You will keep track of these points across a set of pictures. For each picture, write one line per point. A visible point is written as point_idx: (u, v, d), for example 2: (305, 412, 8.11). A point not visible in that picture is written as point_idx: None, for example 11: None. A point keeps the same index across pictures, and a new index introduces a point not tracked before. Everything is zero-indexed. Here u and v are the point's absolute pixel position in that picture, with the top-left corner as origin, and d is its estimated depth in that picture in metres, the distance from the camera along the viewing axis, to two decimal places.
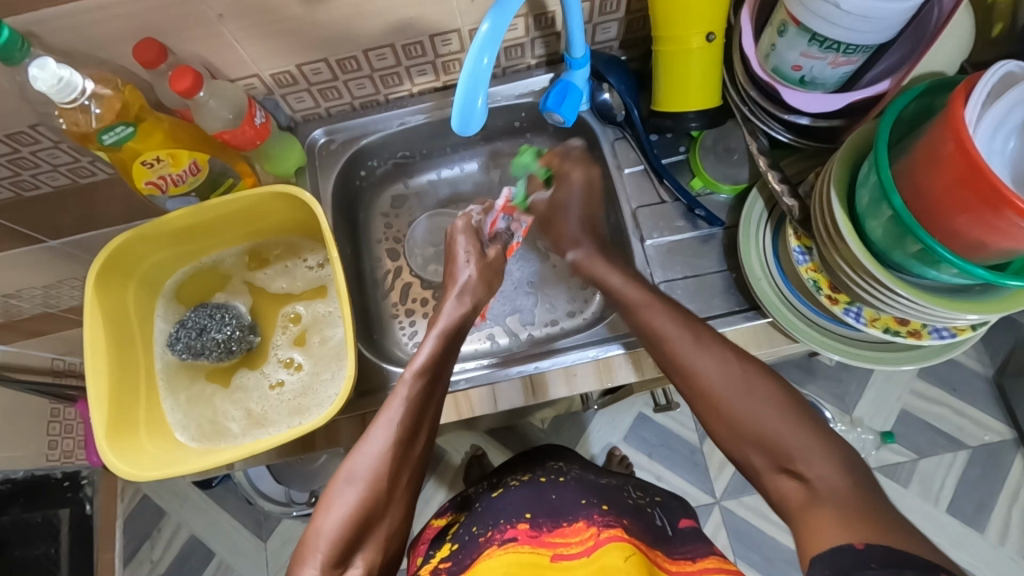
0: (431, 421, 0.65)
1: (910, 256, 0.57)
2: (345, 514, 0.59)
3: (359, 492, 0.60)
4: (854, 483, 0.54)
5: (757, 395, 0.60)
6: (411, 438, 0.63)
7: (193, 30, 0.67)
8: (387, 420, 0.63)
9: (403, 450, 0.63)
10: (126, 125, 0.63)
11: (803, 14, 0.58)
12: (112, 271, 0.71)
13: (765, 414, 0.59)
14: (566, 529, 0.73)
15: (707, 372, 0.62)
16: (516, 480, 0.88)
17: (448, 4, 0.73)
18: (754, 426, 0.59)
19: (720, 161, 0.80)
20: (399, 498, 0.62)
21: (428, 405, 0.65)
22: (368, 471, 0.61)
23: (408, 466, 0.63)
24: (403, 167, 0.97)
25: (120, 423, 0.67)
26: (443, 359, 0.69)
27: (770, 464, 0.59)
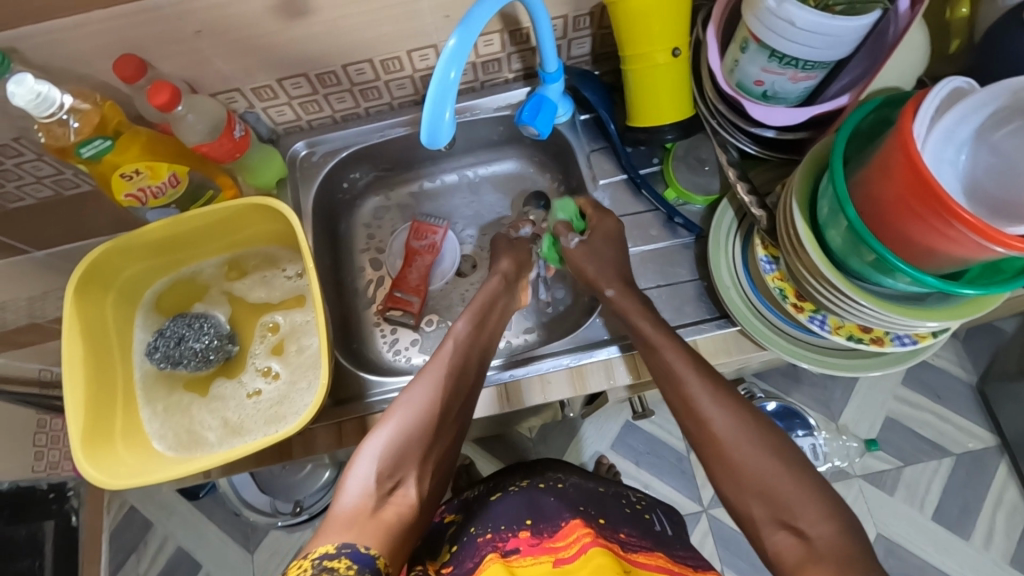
0: (480, 364, 0.70)
1: (866, 264, 0.58)
2: (397, 433, 0.61)
3: (411, 417, 0.62)
4: (848, 538, 0.54)
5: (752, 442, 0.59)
6: (461, 374, 0.67)
7: (172, 46, 0.68)
8: (443, 356, 0.68)
9: (454, 382, 0.66)
10: (104, 138, 0.64)
11: (761, 31, 0.60)
12: (90, 282, 0.72)
13: (776, 473, 0.58)
14: (563, 530, 0.73)
15: (716, 426, 0.61)
16: (516, 486, 0.85)
17: (425, 21, 0.74)
18: (761, 486, 0.58)
19: (690, 171, 0.81)
20: (447, 432, 0.64)
21: (477, 348, 0.71)
22: (424, 397, 0.63)
23: (458, 401, 0.66)
24: (386, 179, 0.98)
25: (96, 433, 0.68)
26: (481, 329, 0.73)
27: (771, 519, 0.57)
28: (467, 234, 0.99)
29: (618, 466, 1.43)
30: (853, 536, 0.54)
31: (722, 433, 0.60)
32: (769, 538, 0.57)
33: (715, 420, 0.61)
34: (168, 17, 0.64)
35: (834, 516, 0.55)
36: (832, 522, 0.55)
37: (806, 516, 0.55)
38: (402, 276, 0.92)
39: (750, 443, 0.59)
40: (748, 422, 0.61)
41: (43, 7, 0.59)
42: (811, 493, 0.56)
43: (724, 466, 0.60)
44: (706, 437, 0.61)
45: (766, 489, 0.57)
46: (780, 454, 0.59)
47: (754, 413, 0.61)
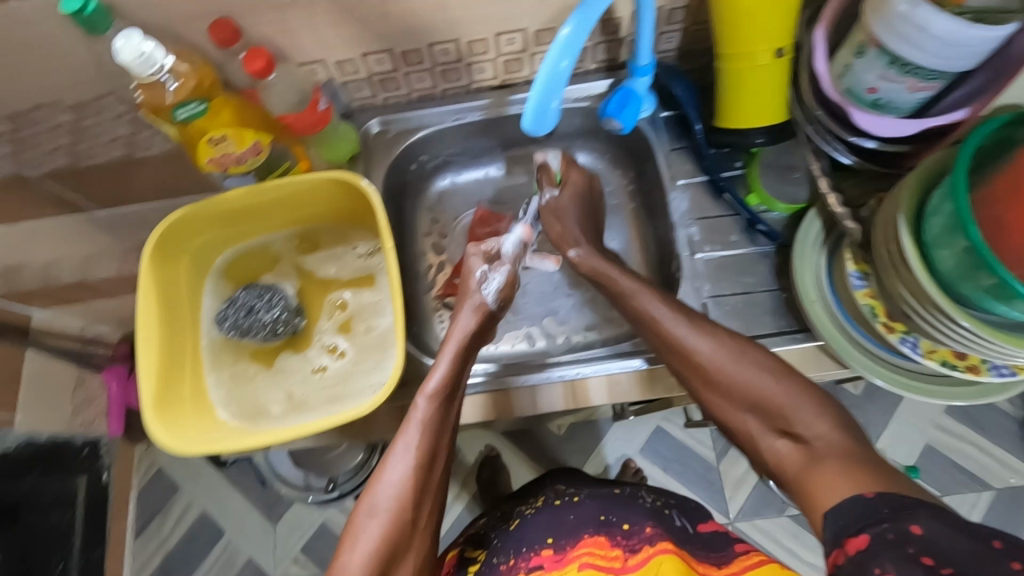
0: (449, 440, 0.66)
1: (980, 289, 0.55)
2: (370, 549, 0.59)
3: (385, 526, 0.60)
4: (847, 435, 0.57)
5: (747, 360, 0.63)
6: (430, 462, 0.64)
7: (267, 12, 0.67)
8: (405, 448, 0.63)
9: (423, 472, 0.63)
10: (199, 101, 0.63)
11: (885, 36, 0.58)
12: (168, 245, 0.72)
13: (768, 386, 0.61)
14: (585, 542, 0.74)
15: (700, 352, 0.65)
16: (532, 509, 0.86)
17: (519, 3, 0.72)
18: (753, 396, 0.62)
19: (779, 179, 0.79)
20: (423, 524, 0.63)
21: (444, 427, 0.65)
22: (388, 504, 0.61)
23: (429, 489, 0.64)
24: (452, 164, 0.97)
25: (166, 396, 0.68)
26: (444, 410, 0.66)
27: (768, 427, 0.61)
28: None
29: (646, 471, 1.40)
30: (852, 433, 0.57)
31: (711, 363, 0.64)
32: (768, 447, 0.61)
33: (701, 347, 0.65)
34: None
35: (827, 415, 0.58)
36: (826, 422, 0.58)
37: (802, 420, 0.59)
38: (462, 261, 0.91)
39: (735, 366, 0.63)
40: (737, 350, 0.64)
41: None
42: (804, 397, 0.60)
43: (714, 389, 0.64)
44: (691, 362, 0.65)
45: (760, 400, 0.61)
46: (779, 373, 0.62)
47: (741, 339, 0.65)
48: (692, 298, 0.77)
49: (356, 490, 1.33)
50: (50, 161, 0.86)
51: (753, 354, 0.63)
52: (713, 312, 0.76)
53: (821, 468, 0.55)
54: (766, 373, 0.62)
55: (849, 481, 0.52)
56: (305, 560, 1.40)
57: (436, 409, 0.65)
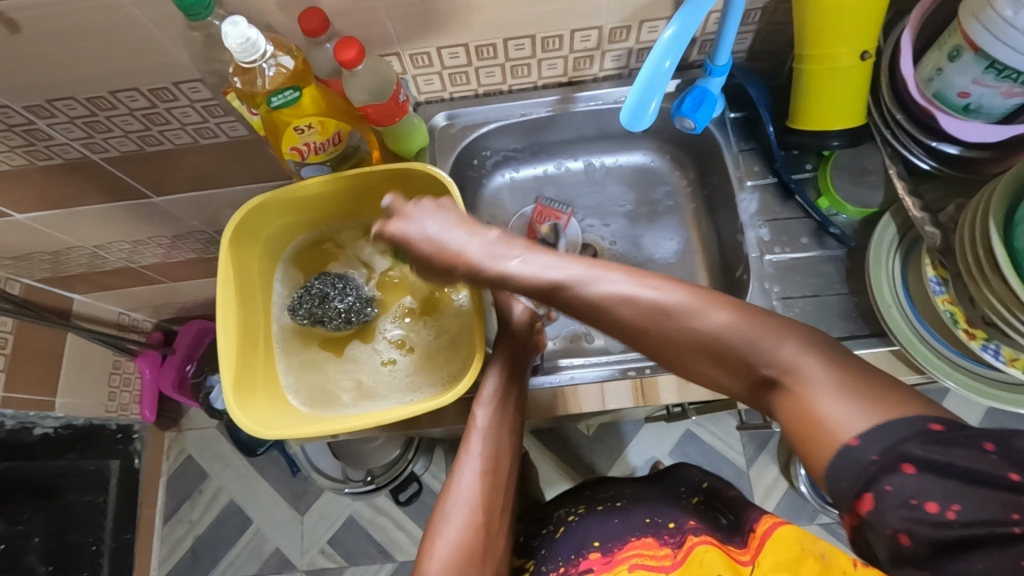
0: (513, 447, 0.70)
1: None
2: (449, 550, 0.63)
3: (460, 531, 0.65)
4: (841, 370, 0.45)
5: (781, 332, 0.48)
6: (495, 469, 0.68)
7: (355, 3, 0.68)
8: (470, 459, 0.68)
9: (490, 477, 0.68)
10: (294, 89, 0.63)
11: (985, 40, 0.57)
12: (243, 231, 0.72)
13: (816, 362, 0.46)
14: (635, 544, 0.74)
15: (714, 330, 0.50)
16: (576, 514, 0.85)
17: (599, 0, 0.73)
18: (802, 377, 0.46)
19: (853, 181, 0.78)
20: (498, 529, 0.67)
21: (506, 434, 0.70)
22: (463, 510, 0.66)
23: (498, 493, 0.68)
24: (510, 160, 0.98)
25: (242, 380, 0.69)
26: (506, 414, 0.71)
27: (842, 420, 0.46)
28: (587, 224, 0.97)
29: None
30: (844, 369, 0.45)
31: (709, 334, 0.50)
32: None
33: (715, 327, 0.50)
34: None
35: (836, 378, 0.45)
36: (887, 395, 0.46)
37: (771, 355, 0.48)
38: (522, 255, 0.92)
39: (766, 336, 0.48)
40: (754, 320, 0.50)
41: None
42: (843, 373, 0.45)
43: (773, 385, 0.48)
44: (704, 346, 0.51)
45: (777, 377, 0.47)
46: (805, 337, 0.48)
47: (751, 307, 0.50)
48: (760, 299, 0.77)
49: (391, 483, 1.33)
50: (119, 145, 0.86)
51: (770, 320, 0.49)
52: (781, 315, 0.76)
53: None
54: (806, 344, 0.47)
55: (855, 416, 0.42)
56: (333, 552, 1.39)
57: (496, 419, 0.70)
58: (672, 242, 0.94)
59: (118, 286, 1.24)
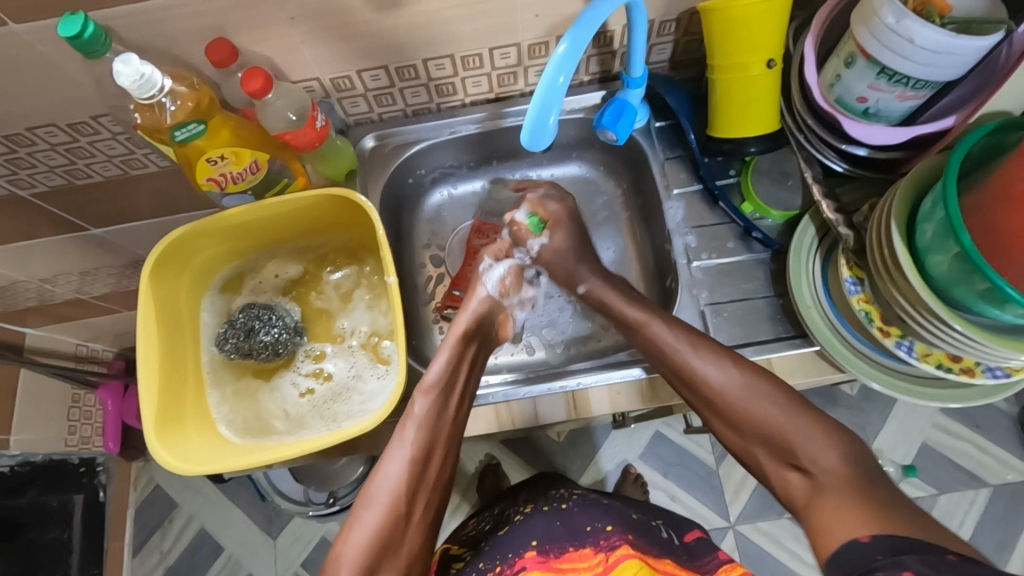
0: (450, 437, 0.67)
1: (973, 294, 0.56)
2: (364, 540, 0.60)
3: (376, 519, 0.61)
4: (856, 468, 0.56)
5: (759, 393, 0.63)
6: (426, 461, 0.65)
7: (263, 31, 0.68)
8: (401, 443, 0.65)
9: (419, 470, 0.64)
10: (198, 121, 0.64)
11: (874, 47, 0.59)
12: (167, 264, 0.71)
13: (773, 412, 0.61)
14: (573, 553, 0.75)
15: (716, 382, 0.65)
16: (520, 514, 0.86)
17: (512, 19, 0.73)
18: (761, 427, 0.61)
19: (773, 185, 0.78)
20: (417, 522, 0.63)
21: (443, 419, 0.67)
22: (386, 497, 0.62)
23: (425, 486, 0.64)
24: (448, 178, 0.98)
25: (169, 415, 0.68)
26: (446, 397, 0.68)
27: (778, 459, 0.61)
28: None
29: (647, 477, 1.41)
30: (861, 470, 0.56)
31: (733, 396, 0.64)
32: (778, 478, 0.61)
33: (718, 381, 0.65)
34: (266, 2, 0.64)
35: (834, 443, 0.58)
36: (836, 453, 0.57)
37: (808, 450, 0.58)
38: (461, 273, 0.92)
39: (740, 388, 0.64)
40: (748, 379, 0.64)
41: None
42: (812, 426, 0.59)
43: (728, 421, 0.64)
44: (714, 399, 0.65)
45: (771, 432, 0.61)
46: (793, 405, 0.61)
47: (755, 368, 0.65)
48: (689, 307, 0.78)
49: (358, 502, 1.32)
50: (46, 181, 0.85)
51: (774, 389, 0.63)
52: (710, 321, 0.77)
53: (825, 502, 0.54)
54: (780, 408, 0.61)
55: (859, 524, 0.50)
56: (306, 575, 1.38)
57: (435, 406, 0.67)
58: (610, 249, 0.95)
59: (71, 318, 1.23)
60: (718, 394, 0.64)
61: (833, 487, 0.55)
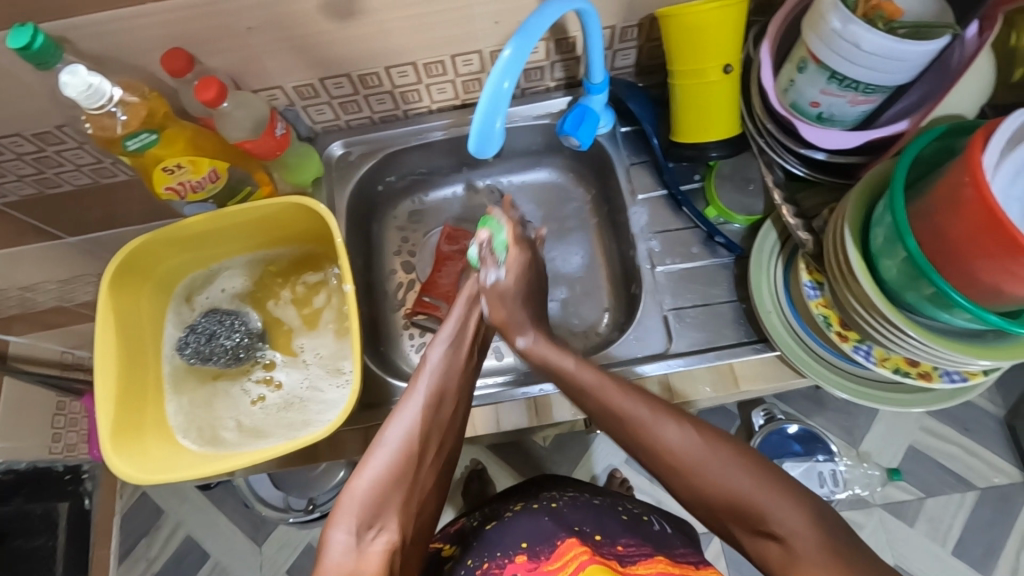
0: (463, 387, 0.66)
1: (923, 298, 0.57)
2: (375, 479, 0.58)
3: (390, 459, 0.59)
4: (827, 537, 0.49)
5: (727, 460, 0.53)
6: (440, 408, 0.63)
7: (220, 41, 0.68)
8: (418, 388, 0.63)
9: (434, 416, 0.63)
10: (150, 131, 0.64)
11: (823, 51, 0.59)
12: (127, 272, 0.72)
13: (738, 479, 0.52)
14: (561, 549, 0.69)
15: (672, 445, 0.54)
16: (511, 511, 0.83)
17: (471, 26, 0.73)
18: (726, 489, 0.52)
19: (735, 190, 0.80)
20: (431, 466, 0.61)
21: (458, 369, 0.67)
22: (400, 439, 0.60)
23: (439, 433, 0.63)
24: (419, 184, 0.98)
25: (126, 426, 0.68)
26: (462, 348, 0.68)
27: (748, 529, 0.52)
28: None
29: (633, 481, 1.40)
30: (828, 535, 0.49)
31: (687, 461, 0.54)
32: (750, 544, 0.53)
33: (673, 442, 0.54)
34: (220, 12, 0.64)
35: (800, 505, 0.51)
36: (802, 515, 0.50)
37: (776, 516, 0.50)
38: (432, 280, 0.92)
39: (704, 453, 0.53)
40: (711, 442, 0.54)
41: None
42: (779, 489, 0.52)
43: (688, 488, 0.54)
44: (679, 468, 0.54)
45: (736, 504, 0.52)
46: (755, 464, 0.53)
47: (710, 424, 0.55)
48: (653, 312, 0.78)
49: None
50: (16, 190, 0.86)
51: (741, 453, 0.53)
52: (674, 326, 0.77)
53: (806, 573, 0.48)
54: (747, 472, 0.52)
55: None
56: None
57: (449, 354, 0.67)
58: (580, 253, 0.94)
59: (57, 325, 1.23)
60: (675, 455, 0.54)
61: (805, 556, 0.49)
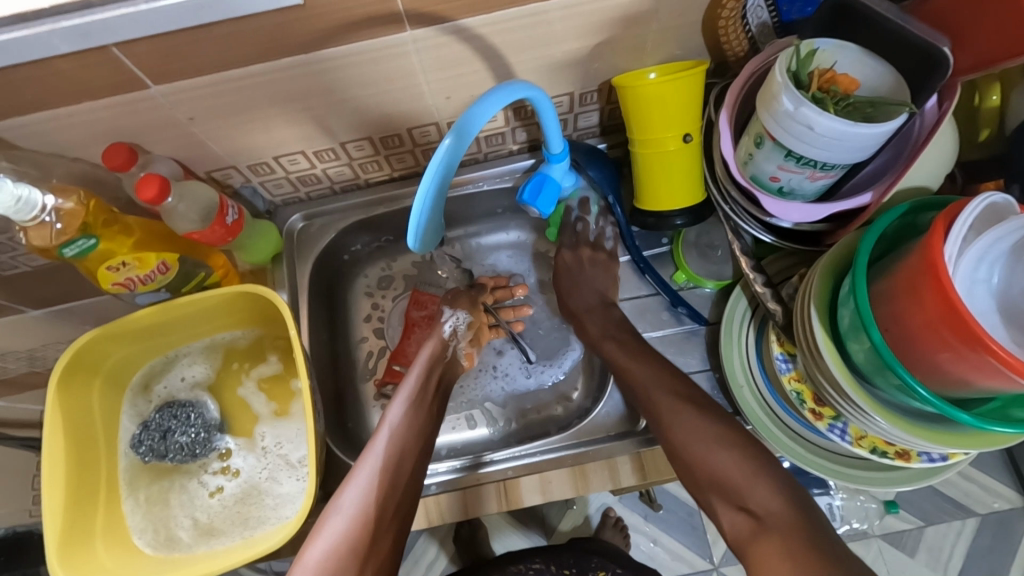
0: (421, 444, 0.69)
1: (892, 385, 0.54)
2: (329, 544, 0.59)
3: (346, 523, 0.61)
4: (796, 509, 0.54)
5: (713, 440, 0.60)
6: (396, 467, 0.65)
7: (165, 132, 0.66)
8: (373, 453, 0.66)
9: (390, 477, 0.64)
10: (88, 236, 0.62)
11: (778, 131, 0.57)
12: (75, 371, 0.69)
13: (722, 456, 0.59)
14: None
15: (678, 436, 0.63)
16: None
17: (424, 101, 0.72)
18: (707, 467, 0.60)
19: (702, 258, 0.78)
20: (388, 529, 0.62)
21: (419, 428, 0.70)
22: (355, 503, 0.62)
23: (397, 493, 0.64)
24: (388, 249, 0.95)
25: (77, 537, 0.65)
26: (421, 407, 0.73)
27: (726, 501, 0.58)
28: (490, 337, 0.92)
29: (628, 521, 1.25)
30: (803, 508, 0.54)
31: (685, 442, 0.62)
32: (726, 517, 0.58)
33: (685, 432, 0.63)
34: (160, 106, 0.63)
35: (772, 481, 0.56)
36: (780, 497, 0.55)
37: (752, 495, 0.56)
38: (400, 347, 0.90)
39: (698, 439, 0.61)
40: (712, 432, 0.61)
41: (33, 99, 0.57)
42: (760, 470, 0.57)
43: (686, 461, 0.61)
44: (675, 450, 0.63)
45: (722, 480, 0.58)
46: (735, 445, 0.59)
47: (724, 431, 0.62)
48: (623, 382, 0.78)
49: None
50: None
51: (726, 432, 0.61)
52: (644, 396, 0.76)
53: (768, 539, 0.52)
54: (734, 454, 0.59)
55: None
56: None
57: (408, 415, 0.71)
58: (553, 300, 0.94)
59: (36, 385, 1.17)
60: (675, 439, 0.63)
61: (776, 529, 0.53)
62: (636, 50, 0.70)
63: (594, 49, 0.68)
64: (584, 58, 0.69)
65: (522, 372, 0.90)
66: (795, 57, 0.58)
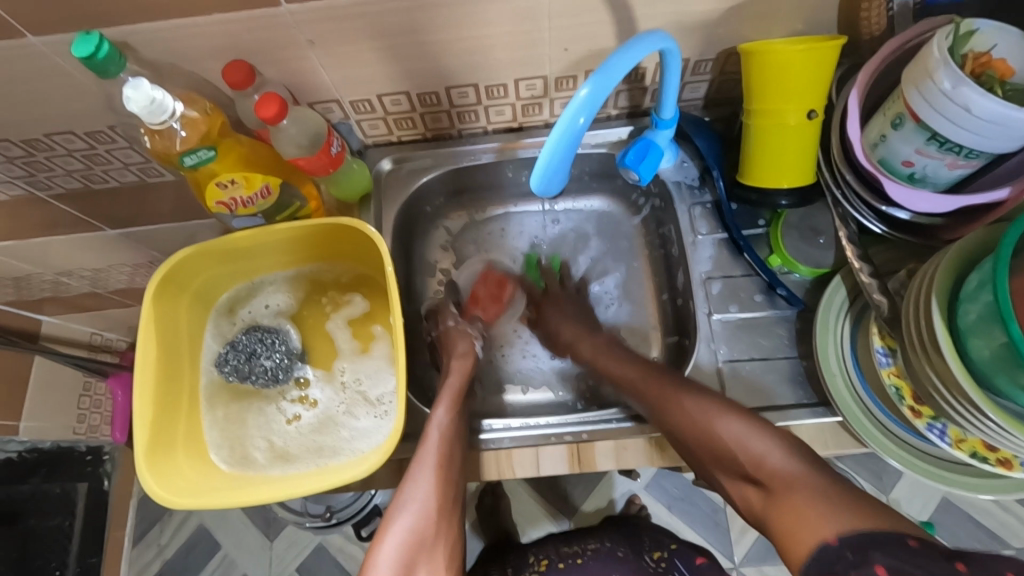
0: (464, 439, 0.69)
1: (1017, 386, 0.52)
2: (398, 542, 0.65)
3: (413, 520, 0.65)
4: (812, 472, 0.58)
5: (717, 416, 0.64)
6: (451, 463, 0.67)
7: (281, 55, 0.66)
8: (428, 450, 0.67)
9: (448, 474, 0.66)
10: (208, 147, 0.63)
11: (925, 111, 0.55)
12: (170, 285, 0.70)
13: (730, 428, 0.63)
14: None
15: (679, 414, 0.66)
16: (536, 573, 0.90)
17: (539, 51, 0.70)
18: (710, 441, 0.63)
19: (803, 241, 0.76)
20: (448, 518, 0.67)
21: (459, 430, 0.69)
22: (418, 503, 0.65)
23: (453, 488, 0.67)
24: (468, 203, 0.95)
25: (160, 445, 0.66)
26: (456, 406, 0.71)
27: (734, 470, 0.63)
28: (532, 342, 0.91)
29: (650, 510, 1.24)
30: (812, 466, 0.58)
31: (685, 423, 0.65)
32: (734, 488, 0.63)
33: (684, 410, 0.66)
34: (284, 26, 0.62)
35: (786, 445, 0.60)
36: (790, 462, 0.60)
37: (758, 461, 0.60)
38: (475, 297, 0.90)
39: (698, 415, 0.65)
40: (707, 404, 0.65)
41: (167, 5, 0.57)
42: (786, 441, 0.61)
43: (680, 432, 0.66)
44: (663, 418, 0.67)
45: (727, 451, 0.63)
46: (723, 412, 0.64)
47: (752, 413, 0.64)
48: (706, 362, 0.74)
49: (354, 517, 1.22)
50: (62, 183, 0.82)
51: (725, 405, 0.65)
52: (727, 379, 0.73)
53: (792, 497, 0.56)
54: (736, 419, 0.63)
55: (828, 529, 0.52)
56: None
57: (452, 416, 0.69)
58: (615, 278, 0.93)
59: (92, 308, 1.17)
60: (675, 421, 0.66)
61: (798, 488, 0.57)
62: (767, 18, 0.67)
63: (725, 13, 0.66)
64: (711, 21, 0.67)
65: (548, 360, 0.90)
66: (954, 34, 0.55)
